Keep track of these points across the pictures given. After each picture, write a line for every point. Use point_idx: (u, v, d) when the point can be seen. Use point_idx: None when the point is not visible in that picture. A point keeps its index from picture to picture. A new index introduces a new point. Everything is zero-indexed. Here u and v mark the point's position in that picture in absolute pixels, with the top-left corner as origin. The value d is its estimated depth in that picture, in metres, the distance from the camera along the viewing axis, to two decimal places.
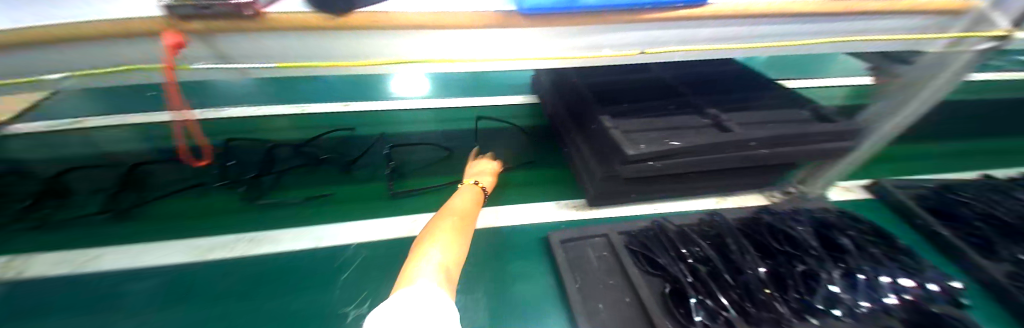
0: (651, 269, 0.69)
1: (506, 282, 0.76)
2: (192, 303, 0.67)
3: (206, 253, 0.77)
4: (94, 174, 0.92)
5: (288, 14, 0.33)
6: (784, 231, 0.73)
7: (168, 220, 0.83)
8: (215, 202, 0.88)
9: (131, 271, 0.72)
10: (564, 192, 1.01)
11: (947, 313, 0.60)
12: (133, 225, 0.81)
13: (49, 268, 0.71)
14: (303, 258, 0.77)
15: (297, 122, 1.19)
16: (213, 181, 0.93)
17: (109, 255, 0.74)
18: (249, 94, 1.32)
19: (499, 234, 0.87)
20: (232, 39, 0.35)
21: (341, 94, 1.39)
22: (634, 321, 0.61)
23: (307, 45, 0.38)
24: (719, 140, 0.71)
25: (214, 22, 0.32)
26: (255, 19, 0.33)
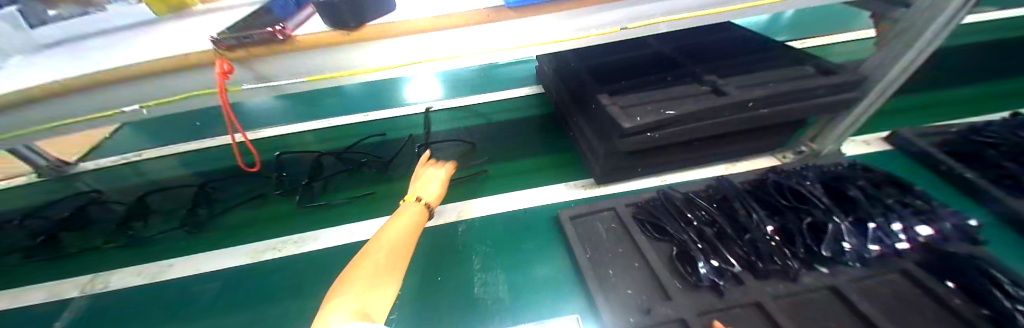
0: (659, 235, 0.76)
1: (525, 259, 0.81)
2: (250, 299, 0.75)
3: (256, 257, 0.85)
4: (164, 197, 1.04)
5: (313, 35, 0.42)
6: (790, 187, 0.75)
7: (221, 232, 0.93)
8: (257, 212, 0.98)
9: (196, 277, 0.81)
10: (573, 173, 1.04)
11: (964, 253, 0.62)
12: (195, 239, 0.91)
13: (127, 280, 0.82)
14: (340, 252, 0.85)
15: (319, 135, 1.28)
16: (253, 195, 1.03)
17: (175, 265, 0.84)
18: (276, 115, 1.43)
19: (514, 216, 0.92)
20: (270, 62, 0.44)
21: (357, 105, 1.47)
22: (647, 282, 0.67)
23: (324, 60, 0.47)
24: (715, 104, 0.72)
25: (255, 47, 0.41)
26: (286, 41, 0.42)
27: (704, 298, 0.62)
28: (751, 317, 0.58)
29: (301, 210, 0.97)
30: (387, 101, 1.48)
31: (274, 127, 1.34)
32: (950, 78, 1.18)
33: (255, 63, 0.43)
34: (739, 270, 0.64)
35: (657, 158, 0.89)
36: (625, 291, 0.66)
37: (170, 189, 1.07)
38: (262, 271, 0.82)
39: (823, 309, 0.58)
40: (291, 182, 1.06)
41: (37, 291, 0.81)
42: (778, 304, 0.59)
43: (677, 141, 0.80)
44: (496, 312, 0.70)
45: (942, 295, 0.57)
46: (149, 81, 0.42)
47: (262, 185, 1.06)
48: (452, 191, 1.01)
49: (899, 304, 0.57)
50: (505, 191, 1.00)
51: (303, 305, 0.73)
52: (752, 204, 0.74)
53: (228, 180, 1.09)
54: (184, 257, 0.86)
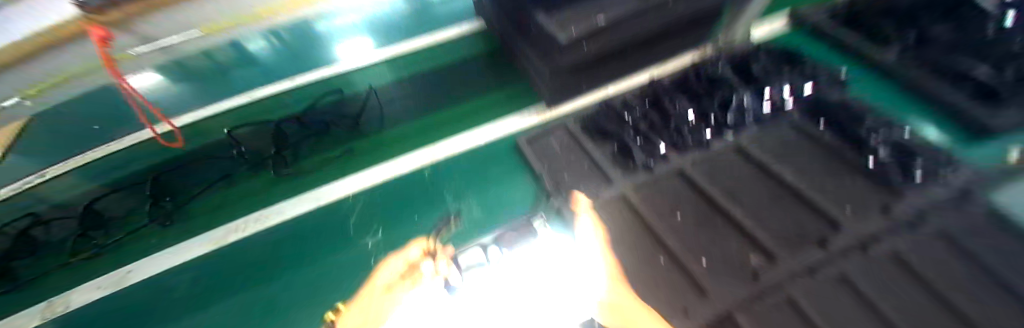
0: (603, 138, 0.85)
1: (490, 185, 0.89)
2: (232, 277, 0.80)
3: (221, 241, 0.88)
4: (105, 204, 0.97)
5: None
6: (707, 74, 0.86)
7: (181, 226, 0.92)
8: (215, 198, 0.97)
9: (167, 270, 0.84)
10: (523, 103, 1.09)
11: (836, 101, 0.76)
12: (161, 237, 0.90)
13: (89, 294, 0.82)
14: (310, 217, 0.89)
15: (252, 110, 1.18)
16: (207, 182, 1.01)
17: (138, 269, 0.85)
18: (187, 99, 1.23)
19: (475, 151, 0.98)
20: (154, 19, 0.40)
21: (285, 70, 1.30)
22: (594, 178, 0.78)
23: (222, 5, 0.44)
24: (640, 7, 0.78)
25: (132, 5, 0.36)
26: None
27: (640, 178, 0.73)
28: (677, 183, 0.71)
29: (267, 187, 0.98)
30: (311, 60, 1.32)
31: (189, 110, 1.19)
32: None
33: (139, 23, 0.40)
34: (665, 150, 0.76)
35: (595, 73, 0.96)
36: (579, 188, 0.77)
37: (107, 194, 0.99)
38: (247, 246, 0.85)
39: (731, 165, 0.71)
40: (245, 163, 1.04)
41: (12, 320, 0.79)
42: (697, 170, 0.72)
43: (612, 48, 0.86)
44: (474, 230, 0.80)
45: (816, 135, 0.72)
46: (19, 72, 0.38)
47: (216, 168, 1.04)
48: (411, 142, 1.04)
49: (785, 149, 0.72)
50: (463, 131, 1.05)
51: (299, 266, 0.80)
52: (676, 95, 0.84)
53: (174, 171, 1.03)
54: (156, 255, 0.87)
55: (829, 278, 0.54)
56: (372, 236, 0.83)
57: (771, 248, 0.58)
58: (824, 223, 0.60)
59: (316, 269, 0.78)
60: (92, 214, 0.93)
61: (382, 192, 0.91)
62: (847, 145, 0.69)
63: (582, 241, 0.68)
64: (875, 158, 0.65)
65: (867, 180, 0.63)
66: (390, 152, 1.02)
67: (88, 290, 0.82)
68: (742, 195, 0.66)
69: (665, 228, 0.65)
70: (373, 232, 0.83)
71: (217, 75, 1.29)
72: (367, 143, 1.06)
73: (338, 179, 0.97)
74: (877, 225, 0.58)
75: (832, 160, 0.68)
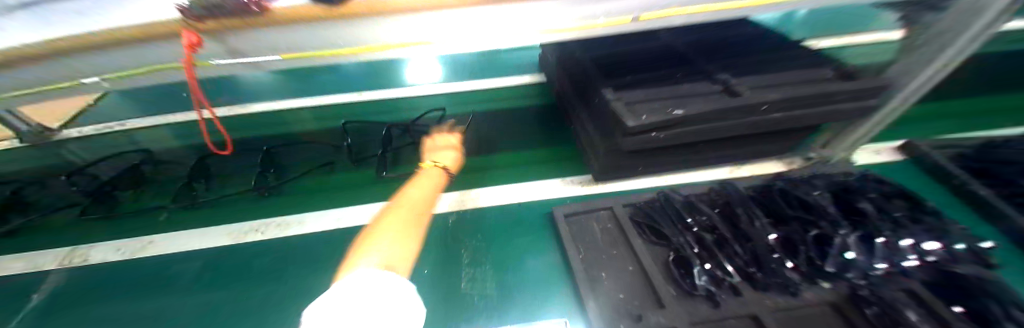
0: (656, 240, 0.72)
1: (514, 260, 0.76)
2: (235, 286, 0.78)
3: (246, 237, 0.89)
4: (213, 161, 1.13)
5: (292, 8, 0.39)
6: (798, 197, 0.71)
7: (209, 212, 0.97)
8: (237, 205, 0.98)
9: (185, 253, 0.86)
10: (570, 169, 0.99)
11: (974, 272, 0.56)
12: (224, 204, 0.99)
13: (108, 254, 0.88)
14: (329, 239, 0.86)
15: (320, 115, 1.31)
16: (295, 174, 1.06)
17: (159, 241, 0.90)
18: (271, 88, 1.47)
19: (509, 210, 0.89)
20: (242, 38, 0.42)
21: (357, 85, 1.47)
22: (639, 288, 0.64)
23: (289, 36, 0.43)
24: (725, 106, 0.69)
25: (223, 19, 0.38)
26: (263, 15, 0.39)
27: (698, 307, 0.59)
28: None
29: (314, 190, 1.01)
30: (394, 76, 1.49)
31: (267, 102, 1.37)
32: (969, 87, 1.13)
33: (232, 34, 0.41)
34: (735, 280, 0.61)
35: (656, 159, 0.85)
36: (617, 295, 0.64)
37: (221, 152, 1.15)
38: (243, 254, 0.85)
39: (816, 325, 0.55)
40: (320, 160, 1.11)
41: (46, 256, 0.89)
42: (774, 319, 0.56)
43: (681, 142, 0.76)
44: (483, 310, 0.67)
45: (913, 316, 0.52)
46: (127, 51, 0.39)
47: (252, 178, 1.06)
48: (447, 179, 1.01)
49: (889, 322, 0.52)
50: (503, 183, 0.98)
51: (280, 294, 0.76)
52: (755, 212, 0.70)
53: (283, 146, 1.17)
54: (201, 230, 0.92)
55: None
56: None
57: None
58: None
59: (292, 297, 0.75)
60: (202, 165, 1.09)
61: None
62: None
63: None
64: None
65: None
66: None
67: (111, 251, 0.89)
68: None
69: None
70: None
71: (313, 78, 1.52)
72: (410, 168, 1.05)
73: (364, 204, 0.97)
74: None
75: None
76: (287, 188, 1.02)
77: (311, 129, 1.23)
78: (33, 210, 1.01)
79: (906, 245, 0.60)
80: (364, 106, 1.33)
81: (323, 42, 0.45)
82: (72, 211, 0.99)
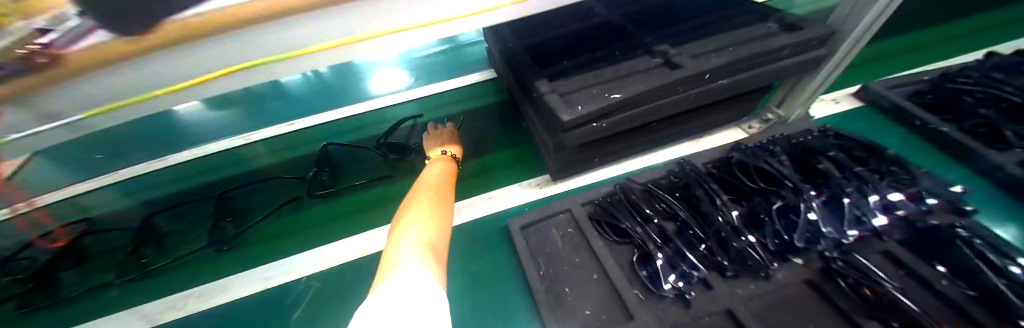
0: (618, 238, 0.66)
1: (472, 288, 0.69)
2: None
3: (157, 318, 0.74)
4: (164, 217, 0.96)
5: (90, 47, 0.29)
6: (759, 167, 0.65)
7: (115, 289, 0.82)
8: (153, 280, 0.82)
9: None
10: (528, 171, 0.92)
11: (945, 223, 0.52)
12: (135, 281, 0.82)
13: None
14: (256, 303, 0.74)
15: (269, 147, 1.15)
16: (263, 212, 0.93)
17: None
18: (195, 131, 1.28)
19: (462, 232, 0.80)
20: (43, 101, 0.32)
21: (295, 112, 1.30)
22: (606, 298, 0.58)
23: (112, 80, 0.32)
24: (667, 81, 0.63)
25: (4, 82, 0.29)
26: (54, 66, 0.29)
27: (669, 312, 0.53)
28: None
29: (262, 239, 0.88)
30: (343, 94, 1.35)
31: (187, 149, 1.18)
32: (909, 22, 1.12)
33: (40, 96, 0.31)
34: (704, 273, 0.55)
35: (609, 146, 0.78)
36: (582, 312, 0.57)
37: (170, 207, 0.97)
38: None
39: (795, 309, 0.50)
40: (274, 201, 0.96)
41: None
42: (751, 311, 0.50)
43: (628, 127, 0.70)
44: None
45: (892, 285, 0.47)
46: None
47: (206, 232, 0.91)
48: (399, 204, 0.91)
49: (869, 295, 0.47)
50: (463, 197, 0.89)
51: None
52: (714, 189, 0.64)
53: (248, 186, 1.00)
54: (102, 317, 0.76)
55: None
56: None
57: None
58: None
59: None
60: (149, 228, 0.91)
61: (341, 279, 0.76)
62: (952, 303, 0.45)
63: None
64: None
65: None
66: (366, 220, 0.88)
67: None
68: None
69: None
70: None
71: (244, 112, 1.34)
72: (363, 196, 0.94)
73: (302, 251, 0.84)
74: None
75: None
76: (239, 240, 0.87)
77: (253, 167, 1.08)
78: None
79: (875, 199, 0.55)
80: (303, 134, 1.19)
81: (159, 84, 0.33)
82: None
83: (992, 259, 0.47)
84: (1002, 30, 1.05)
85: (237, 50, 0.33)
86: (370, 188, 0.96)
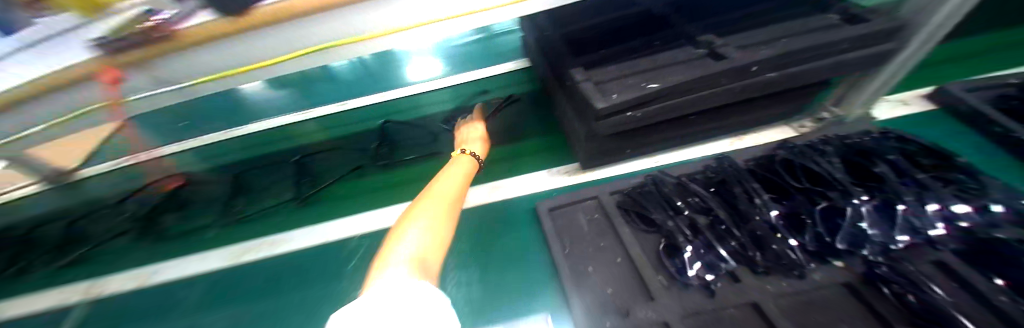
0: (646, 227, 0.67)
1: (501, 260, 0.73)
2: (237, 303, 0.79)
3: (241, 257, 0.90)
4: (250, 176, 1.10)
5: (196, 27, 0.33)
6: (804, 166, 0.63)
7: (204, 233, 0.98)
8: (235, 229, 0.97)
9: (185, 279, 0.88)
10: (560, 158, 0.94)
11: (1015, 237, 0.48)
12: (223, 229, 0.98)
13: (115, 286, 0.91)
14: (316, 252, 0.86)
15: (328, 123, 1.25)
16: (338, 174, 1.04)
17: (161, 270, 0.92)
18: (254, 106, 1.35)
19: (493, 209, 0.85)
20: (151, 72, 0.37)
21: (344, 93, 1.36)
22: (628, 280, 0.60)
23: (209, 55, 0.36)
24: (708, 73, 0.62)
25: (127, 54, 0.34)
26: (164, 39, 0.34)
27: (691, 299, 0.54)
28: (746, 319, 0.50)
29: (318, 203, 0.99)
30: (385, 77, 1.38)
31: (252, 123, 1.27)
32: None
33: (151, 66, 0.36)
34: (732, 265, 0.55)
35: (643, 137, 0.77)
36: (603, 290, 0.60)
37: (255, 167, 1.11)
38: (239, 274, 0.86)
39: (828, 310, 0.49)
40: (343, 168, 1.06)
41: (68, 292, 0.92)
42: (780, 307, 0.50)
43: (664, 118, 0.69)
44: (470, 314, 0.65)
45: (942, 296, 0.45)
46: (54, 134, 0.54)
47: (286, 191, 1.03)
48: None
49: (913, 304, 0.45)
50: (495, 178, 0.93)
51: (291, 310, 0.75)
52: (754, 187, 0.63)
53: (315, 155, 1.12)
54: (203, 254, 0.94)
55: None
56: None
57: None
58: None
59: (292, 319, 0.73)
60: (241, 184, 1.06)
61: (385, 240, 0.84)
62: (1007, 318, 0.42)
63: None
64: None
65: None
66: (407, 194, 0.95)
67: (127, 281, 0.91)
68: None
69: None
70: None
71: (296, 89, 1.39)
72: (404, 171, 1.01)
73: (353, 214, 0.93)
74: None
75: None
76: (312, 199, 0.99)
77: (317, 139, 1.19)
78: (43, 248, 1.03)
79: (932, 210, 0.51)
80: (346, 115, 1.26)
81: (243, 60, 0.38)
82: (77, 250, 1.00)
83: None
84: None
85: (322, 32, 0.36)
86: (415, 163, 1.03)
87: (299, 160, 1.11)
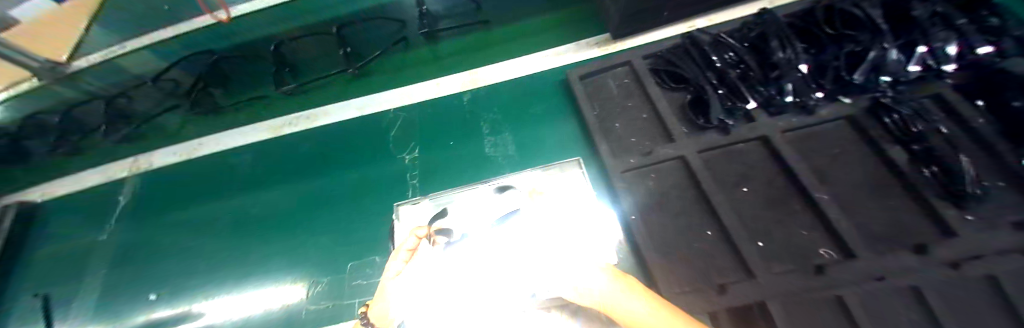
0: (674, 85, 0.71)
1: (530, 123, 0.80)
2: (293, 167, 0.90)
3: (280, 131, 0.97)
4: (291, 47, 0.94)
5: None
6: (843, 13, 0.63)
7: (238, 114, 1.03)
8: (264, 109, 1.02)
9: (235, 149, 0.98)
10: (588, 29, 0.91)
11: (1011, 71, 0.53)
12: (257, 111, 1.03)
13: (166, 159, 1.01)
14: (354, 124, 0.93)
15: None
16: (379, 49, 0.99)
17: (207, 144, 1.01)
18: None
19: (519, 82, 0.88)
20: None
21: None
22: (651, 131, 0.68)
23: None
24: None
25: None
26: None
27: (707, 138, 0.62)
28: (753, 151, 0.59)
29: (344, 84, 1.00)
30: None
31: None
32: None
33: None
34: (752, 108, 0.61)
35: None
36: (629, 140, 0.68)
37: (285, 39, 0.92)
38: (284, 144, 0.95)
39: (828, 138, 0.57)
40: (387, 39, 0.99)
41: (115, 167, 1.03)
42: (784, 138, 0.58)
43: None
44: (506, 165, 0.75)
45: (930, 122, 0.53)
46: None
47: (327, 60, 0.99)
48: (467, 57, 0.97)
49: (905, 125, 0.53)
50: (524, 54, 0.93)
51: (347, 176, 0.85)
52: (788, 36, 0.64)
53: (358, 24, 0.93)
54: (240, 128, 1.01)
55: (897, 282, 0.43)
56: (410, 151, 0.84)
57: (853, 245, 0.46)
58: (928, 227, 0.47)
59: (349, 177, 0.85)
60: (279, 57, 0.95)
61: (420, 114, 0.89)
62: (978, 138, 0.51)
63: (623, 196, 0.60)
64: None
65: (1011, 183, 0.47)
66: (435, 70, 0.97)
67: (169, 154, 1.01)
68: (815, 185, 0.53)
69: (724, 199, 0.56)
70: (412, 149, 0.84)
71: None
72: (450, 45, 0.99)
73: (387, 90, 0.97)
74: (1005, 242, 0.42)
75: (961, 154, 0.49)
76: (360, 68, 0.98)
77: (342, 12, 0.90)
78: (80, 131, 1.03)
79: (952, 53, 0.56)
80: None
81: None
82: (118, 130, 1.03)
83: None
84: None
85: None
86: (459, 36, 0.98)
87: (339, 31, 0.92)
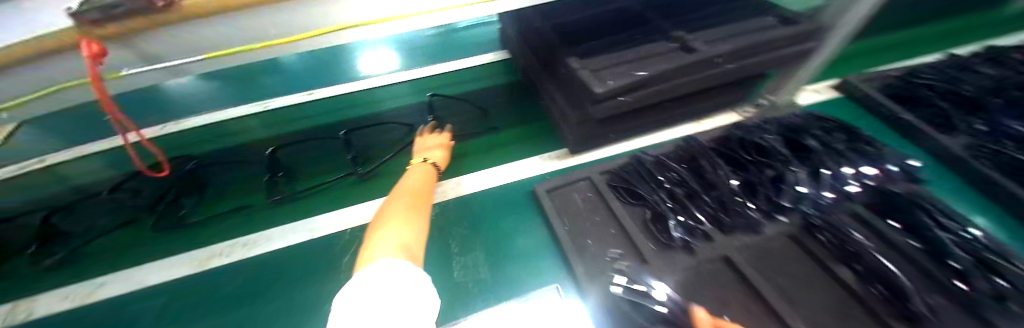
0: (633, 200, 0.76)
1: (504, 239, 0.78)
2: (208, 314, 0.65)
3: (200, 264, 0.73)
4: (297, 149, 0.97)
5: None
6: (755, 142, 0.78)
7: (118, 250, 0.76)
8: (170, 240, 0.78)
9: (117, 298, 0.68)
10: (548, 144, 0.99)
11: (904, 192, 0.66)
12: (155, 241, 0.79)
13: None
14: (302, 248, 0.75)
15: (322, 108, 1.11)
16: (391, 151, 0.96)
17: (60, 296, 0.69)
18: (206, 98, 1.15)
19: (493, 194, 0.87)
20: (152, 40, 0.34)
21: (314, 76, 1.23)
22: (623, 248, 0.69)
23: (192, 33, 0.34)
24: (683, 63, 0.70)
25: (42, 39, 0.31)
26: (173, 8, 0.31)
27: (676, 258, 0.64)
28: (721, 271, 0.62)
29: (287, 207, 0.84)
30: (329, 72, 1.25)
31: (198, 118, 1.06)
32: (888, 25, 1.27)
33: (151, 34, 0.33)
34: (707, 229, 0.66)
35: (626, 122, 0.87)
36: (603, 258, 0.67)
37: (296, 143, 0.98)
38: (202, 282, 0.70)
39: (781, 255, 0.62)
40: (398, 142, 0.98)
41: None
42: (744, 257, 0.62)
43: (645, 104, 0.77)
44: (478, 293, 0.68)
45: (857, 236, 0.61)
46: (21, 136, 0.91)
47: (335, 163, 0.94)
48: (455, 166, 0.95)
49: (836, 244, 0.61)
50: (500, 163, 0.96)
51: (265, 313, 0.65)
52: (717, 161, 0.76)
53: (370, 127, 1.03)
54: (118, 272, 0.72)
55: None
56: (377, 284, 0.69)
57: None
58: None
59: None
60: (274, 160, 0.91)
61: None
62: (905, 254, 0.59)
63: None
64: (969, 283, 0.53)
65: (948, 299, 0.53)
66: None
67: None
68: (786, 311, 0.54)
69: None
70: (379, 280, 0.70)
71: (237, 74, 1.24)
72: (461, 147, 0.99)
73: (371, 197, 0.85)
74: None
75: (895, 270, 0.55)
76: (364, 168, 0.91)
77: (335, 120, 1.06)
78: None
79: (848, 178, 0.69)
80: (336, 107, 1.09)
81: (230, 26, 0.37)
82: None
83: (935, 217, 0.61)
84: (964, 34, 1.21)
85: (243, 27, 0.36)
86: (477, 137, 1.02)
87: (347, 135, 1.00)
